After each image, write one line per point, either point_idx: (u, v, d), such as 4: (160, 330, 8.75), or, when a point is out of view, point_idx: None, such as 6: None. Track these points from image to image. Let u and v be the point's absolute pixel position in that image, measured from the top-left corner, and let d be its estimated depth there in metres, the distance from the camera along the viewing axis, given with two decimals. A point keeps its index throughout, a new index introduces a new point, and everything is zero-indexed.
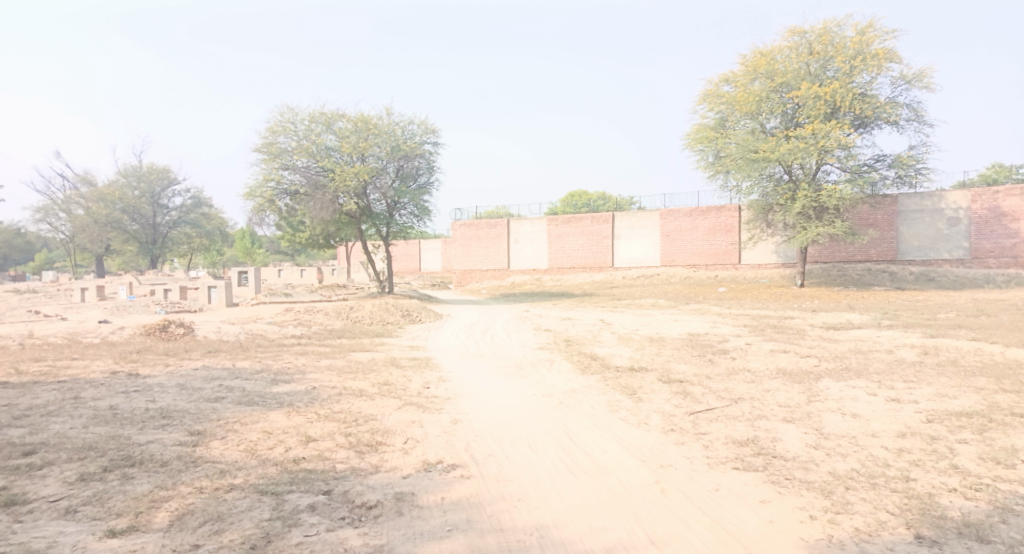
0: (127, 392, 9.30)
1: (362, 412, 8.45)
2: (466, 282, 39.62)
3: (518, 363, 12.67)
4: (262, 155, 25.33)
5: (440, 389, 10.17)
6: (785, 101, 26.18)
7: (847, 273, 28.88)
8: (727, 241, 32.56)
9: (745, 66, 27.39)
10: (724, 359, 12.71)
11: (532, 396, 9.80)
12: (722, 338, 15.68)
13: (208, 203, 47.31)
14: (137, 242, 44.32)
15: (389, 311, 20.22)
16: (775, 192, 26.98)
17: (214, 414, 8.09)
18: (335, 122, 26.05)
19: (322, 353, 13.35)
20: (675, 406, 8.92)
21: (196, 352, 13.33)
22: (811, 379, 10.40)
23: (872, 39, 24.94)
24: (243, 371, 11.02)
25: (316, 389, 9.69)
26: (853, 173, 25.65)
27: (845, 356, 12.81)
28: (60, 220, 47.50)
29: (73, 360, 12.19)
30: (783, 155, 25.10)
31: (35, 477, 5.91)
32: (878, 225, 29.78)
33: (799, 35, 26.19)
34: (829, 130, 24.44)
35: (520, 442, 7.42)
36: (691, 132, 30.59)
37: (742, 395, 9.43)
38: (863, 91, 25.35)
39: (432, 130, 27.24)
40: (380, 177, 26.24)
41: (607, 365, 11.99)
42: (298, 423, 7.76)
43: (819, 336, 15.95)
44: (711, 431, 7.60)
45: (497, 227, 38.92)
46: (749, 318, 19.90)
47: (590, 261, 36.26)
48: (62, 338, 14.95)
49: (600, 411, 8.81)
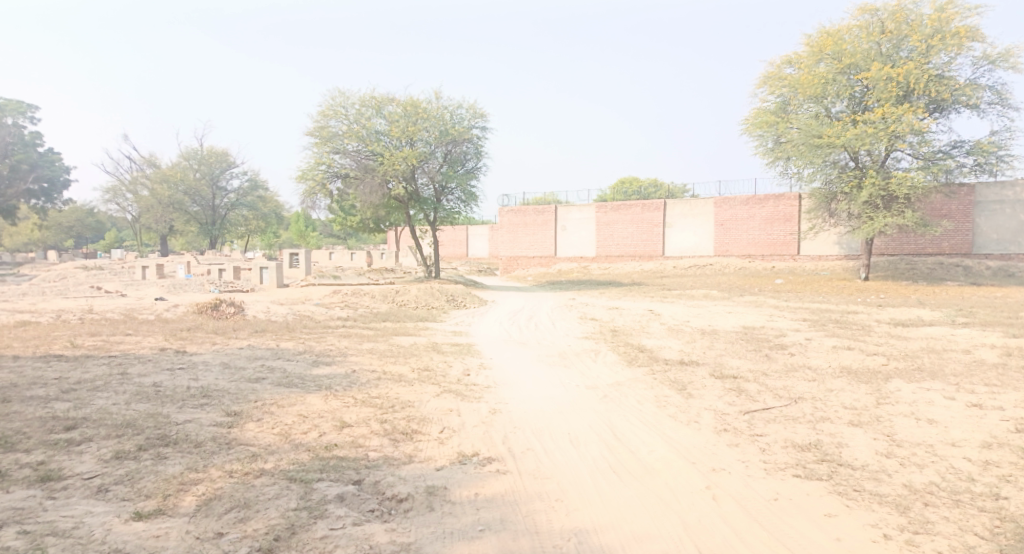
0: (171, 369, 9.32)
1: (400, 398, 8.22)
2: (513, 268, 39.36)
3: (562, 352, 12.29)
4: (314, 138, 25.51)
5: (481, 377, 9.88)
6: (853, 83, 24.72)
7: (916, 266, 27.31)
8: (785, 231, 31.23)
9: (810, 47, 26.03)
10: (781, 354, 12.00)
11: (574, 388, 9.40)
12: (778, 333, 14.90)
13: (264, 186, 48.30)
14: (198, 223, 45.63)
15: (434, 296, 20.10)
16: (840, 179, 25.63)
17: (252, 395, 7.98)
18: (385, 106, 25.98)
19: (365, 336, 13.24)
20: (728, 404, 8.39)
21: (242, 331, 13.41)
22: (879, 379, 9.68)
23: (952, 17, 23.29)
24: (285, 352, 10.96)
25: (355, 372, 9.53)
26: (926, 161, 24.17)
27: (916, 355, 11.90)
28: (128, 201, 49.30)
29: (126, 336, 12.40)
30: (849, 141, 23.75)
31: (72, 452, 5.83)
32: (952, 216, 28.00)
33: (870, 13, 24.68)
34: (901, 114, 23.01)
35: (561, 436, 7.05)
36: (750, 116, 29.36)
37: (803, 394, 8.79)
38: (941, 72, 23.77)
39: (481, 114, 26.91)
40: (429, 161, 26.09)
41: (655, 358, 11.46)
42: (334, 407, 7.58)
43: (886, 333, 15.00)
44: (767, 433, 7.06)
45: (545, 214, 38.41)
46: (808, 312, 18.96)
47: (640, 250, 35.41)
48: (118, 315, 15.30)
49: (647, 406, 8.34)
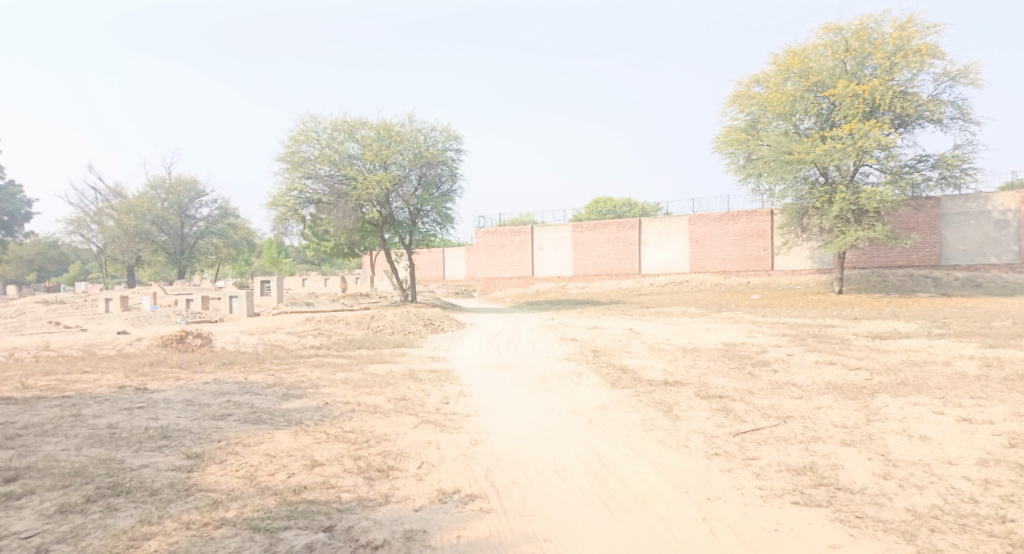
0: (130, 409, 8.76)
1: (375, 431, 7.80)
2: (489, 290, 39.03)
3: (544, 376, 11.96)
4: (284, 164, 25.07)
5: (460, 405, 9.48)
6: (820, 100, 25.08)
7: (887, 279, 27.64)
8: (759, 247, 31.44)
9: (777, 66, 26.40)
10: (765, 371, 11.80)
11: (557, 413, 9.05)
12: (760, 349, 14.73)
13: (235, 214, 47.45)
14: (166, 252, 44.57)
15: (410, 321, 19.68)
16: (811, 195, 25.89)
17: (216, 434, 7.49)
18: (357, 130, 25.66)
19: (339, 365, 12.77)
20: (717, 425, 8.12)
21: (209, 364, 12.82)
22: (866, 395, 9.51)
23: (913, 35, 23.79)
24: (253, 385, 10.45)
25: (328, 405, 9.07)
26: (893, 175, 24.53)
27: (898, 369, 11.79)
28: (92, 231, 48.03)
29: (84, 373, 11.75)
30: (819, 157, 24.01)
31: (11, 508, 5.31)
32: (920, 229, 28.42)
33: (834, 32, 25.17)
34: (868, 130, 23.37)
35: (547, 467, 6.71)
36: (721, 134, 29.68)
37: (791, 413, 8.57)
38: (904, 89, 24.25)
39: (454, 136, 26.74)
40: (403, 185, 25.78)
41: (638, 378, 11.16)
42: (305, 444, 7.14)
43: (866, 346, 14.94)
44: (760, 456, 6.80)
45: (520, 235, 38.24)
46: (787, 327, 18.91)
47: (616, 268, 35.36)
48: (77, 350, 14.58)
49: (634, 431, 8.03)
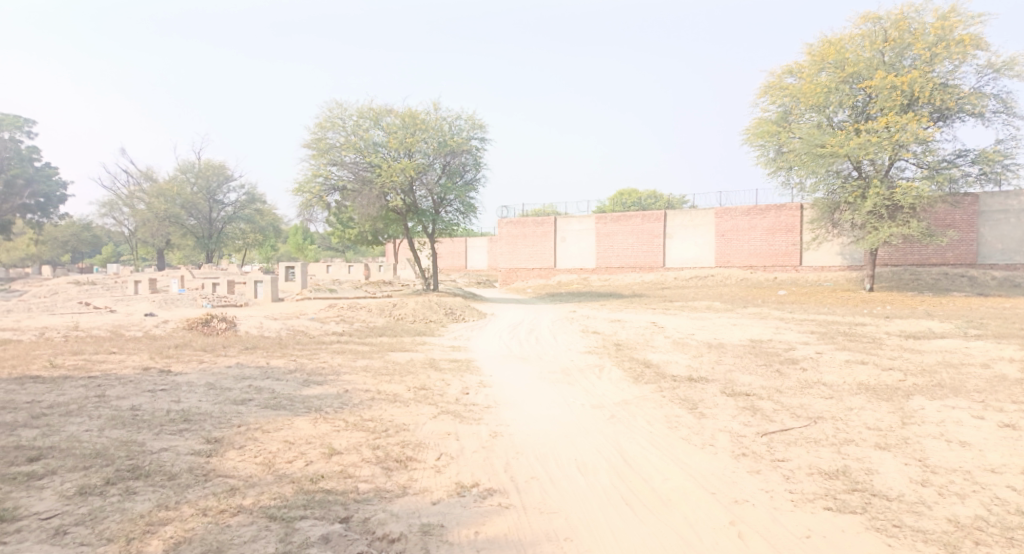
0: (153, 391, 8.78)
1: (394, 421, 7.71)
2: (512, 280, 38.90)
3: (565, 368, 11.79)
4: (310, 150, 25.12)
5: (480, 396, 9.35)
6: (856, 92, 24.37)
7: (921, 277, 26.91)
8: (787, 242, 30.83)
9: (812, 56, 25.72)
10: (794, 369, 11.49)
11: (579, 407, 8.88)
12: (787, 346, 14.38)
13: (262, 200, 47.89)
14: (194, 237, 45.20)
15: (432, 310, 19.61)
16: (843, 189, 25.24)
17: (236, 419, 7.45)
18: (383, 118, 25.60)
19: (360, 353, 12.73)
20: (744, 424, 7.88)
21: (232, 348, 12.87)
22: (899, 397, 9.19)
23: (956, 25, 22.96)
24: (274, 371, 10.43)
25: (348, 392, 9.01)
26: (931, 170, 23.80)
27: (933, 370, 11.36)
28: (124, 214, 48.84)
29: (110, 354, 11.87)
30: (853, 150, 23.36)
31: (31, 488, 5.30)
32: (957, 226, 27.55)
33: (872, 21, 24.40)
34: (905, 123, 22.65)
35: (568, 463, 6.56)
36: (751, 126, 29.08)
37: (822, 414, 8.30)
38: (945, 81, 23.44)
39: (479, 125, 26.54)
40: (427, 173, 25.69)
41: (662, 374, 10.93)
42: (323, 432, 7.07)
43: (899, 346, 14.50)
44: (789, 458, 6.57)
45: (544, 225, 38.00)
46: (816, 324, 18.47)
47: (640, 261, 34.96)
48: (105, 331, 14.75)
49: (658, 428, 7.83)
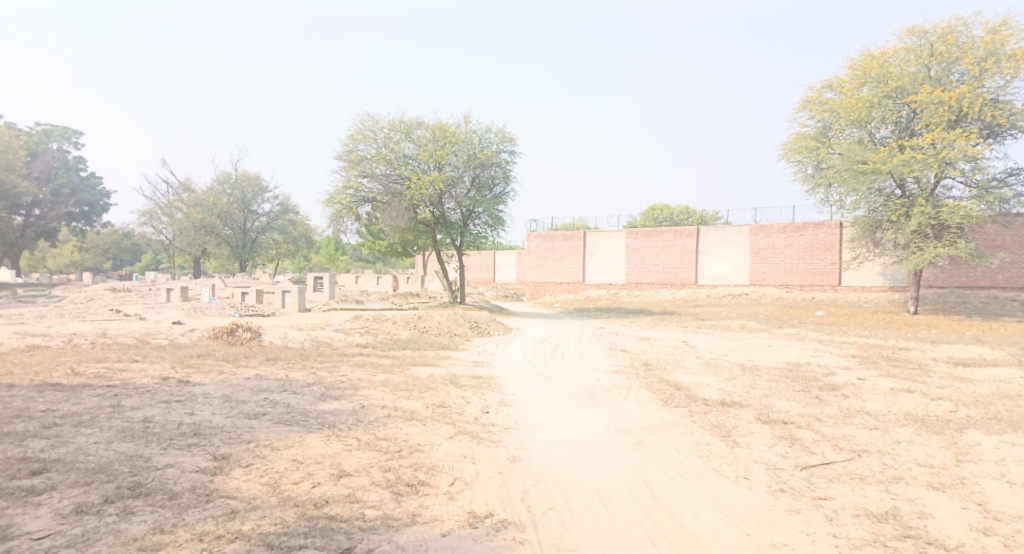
0: (168, 402, 8.55)
1: (409, 440, 7.37)
2: (539, 294, 38.54)
3: (590, 388, 11.33)
4: (342, 162, 25.20)
5: (500, 416, 8.97)
6: (899, 107, 23.52)
7: (968, 301, 25.79)
8: (825, 261, 29.86)
9: (853, 71, 24.99)
10: (834, 396, 10.88)
11: (603, 431, 8.42)
12: (826, 371, 13.70)
13: (295, 210, 48.43)
14: (229, 246, 45.78)
15: (457, 323, 19.32)
16: (885, 207, 24.32)
17: (247, 434, 7.16)
18: (414, 130, 25.56)
19: (380, 366, 12.46)
20: (780, 455, 7.37)
21: (254, 359, 12.71)
22: (952, 430, 8.59)
23: (1007, 39, 22.07)
24: (292, 384, 10.18)
25: (364, 408, 8.70)
26: (979, 189, 22.81)
27: (987, 401, 10.64)
28: (163, 223, 49.74)
29: (132, 362, 11.78)
30: (896, 167, 22.53)
31: (28, 504, 5.08)
32: (1007, 248, 26.34)
33: (917, 35, 23.61)
34: (952, 140, 21.74)
35: (590, 493, 6.14)
36: (789, 141, 28.37)
37: (867, 447, 7.75)
38: (995, 97, 22.47)
39: (510, 138, 26.38)
40: (457, 186, 25.55)
41: (693, 397, 10.39)
42: (334, 451, 6.76)
43: (947, 373, 13.71)
44: (832, 496, 6.06)
45: (573, 239, 37.60)
46: (856, 347, 17.68)
47: (672, 277, 34.26)
48: (131, 339, 14.75)
49: (687, 456, 7.37)
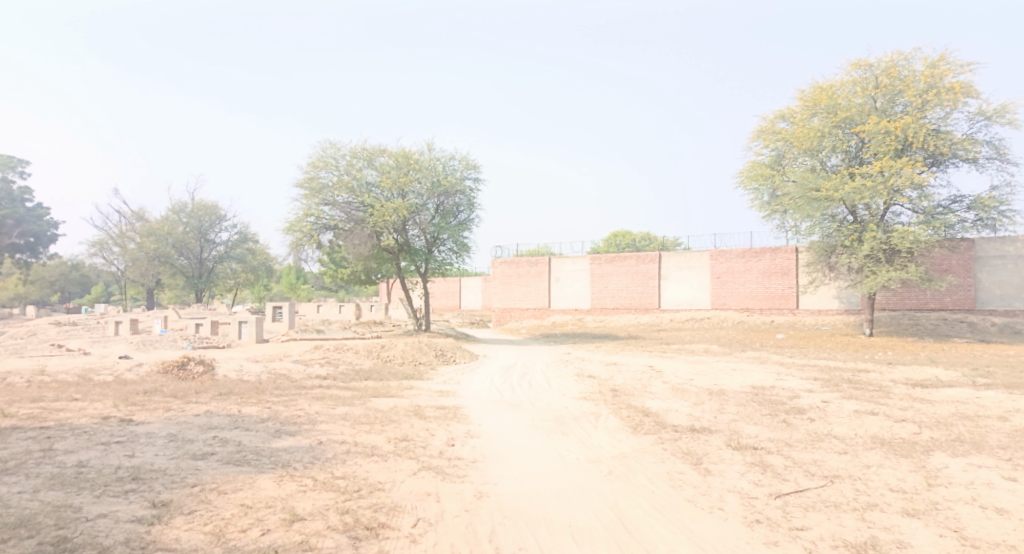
0: (106, 444, 7.94)
1: (369, 478, 6.97)
2: (504, 321, 38.25)
3: (558, 416, 11.03)
4: (302, 190, 24.68)
5: (466, 449, 8.61)
6: (849, 137, 24.25)
7: (920, 322, 26.45)
8: (783, 285, 30.33)
9: (804, 101, 25.71)
10: (801, 419, 10.80)
11: (573, 461, 8.14)
12: (792, 394, 13.67)
13: (254, 239, 47.34)
14: (184, 276, 44.44)
15: (421, 351, 18.88)
16: (839, 233, 24.88)
17: (192, 478, 6.64)
18: (376, 158, 25.24)
19: (340, 399, 11.94)
20: (753, 483, 7.18)
21: (205, 394, 12.06)
22: (920, 453, 8.55)
23: (946, 73, 22.94)
24: (245, 420, 9.63)
25: (321, 445, 8.25)
26: (927, 215, 23.51)
27: (949, 423, 10.69)
28: (114, 254, 48.01)
29: (72, 401, 11.03)
30: (848, 194, 23.12)
31: None
32: (954, 271, 27.16)
33: (863, 68, 24.45)
34: (900, 168, 22.42)
35: (561, 530, 5.85)
36: (745, 169, 28.94)
37: (838, 472, 7.63)
38: (937, 127, 23.27)
39: (473, 165, 26.28)
40: (420, 214, 25.26)
41: (662, 423, 10.19)
42: (288, 493, 6.31)
43: (907, 395, 13.82)
44: (809, 526, 5.89)
45: (538, 266, 37.54)
46: (818, 370, 17.82)
47: (635, 302, 34.39)
48: (73, 376, 13.90)
49: (660, 486, 7.13)
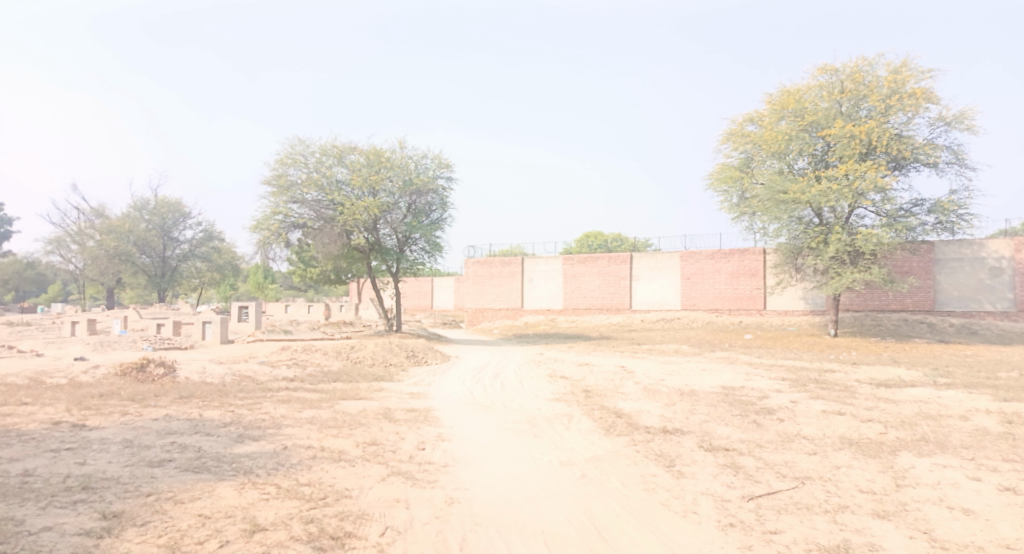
0: (55, 451, 7.55)
1: (335, 485, 6.74)
2: (477, 321, 38.05)
3: (531, 418, 10.90)
4: (270, 187, 24.14)
5: (437, 453, 8.42)
6: (815, 140, 24.63)
7: (883, 323, 26.99)
8: (751, 286, 30.69)
9: (772, 105, 26.05)
10: (771, 420, 10.85)
11: (546, 464, 8.01)
12: (761, 394, 13.77)
13: (219, 237, 46.30)
14: (145, 275, 43.25)
15: (392, 352, 18.59)
16: (806, 235, 25.25)
17: (147, 486, 6.33)
18: (347, 155, 24.82)
19: (307, 402, 11.63)
20: (726, 486, 7.14)
21: (165, 398, 11.63)
22: (887, 453, 8.61)
23: (908, 78, 23.41)
24: (206, 425, 9.28)
25: (286, 450, 7.98)
26: (890, 218, 24.00)
27: (914, 422, 10.84)
28: (71, 251, 46.48)
29: (21, 405, 10.53)
30: (815, 197, 23.46)
31: None
32: (915, 273, 27.76)
33: (830, 73, 24.84)
34: (865, 171, 22.84)
35: (534, 537, 5.71)
36: (715, 171, 29.19)
37: (809, 473, 7.64)
38: (900, 132, 23.75)
39: (446, 164, 26.04)
40: (391, 213, 24.93)
41: (635, 425, 10.13)
42: (249, 502, 6.06)
43: (873, 395, 14.03)
44: (782, 529, 5.85)
45: (510, 266, 37.43)
46: (787, 370, 18.02)
47: (607, 303, 34.49)
48: (23, 379, 13.30)
49: (633, 489, 7.04)
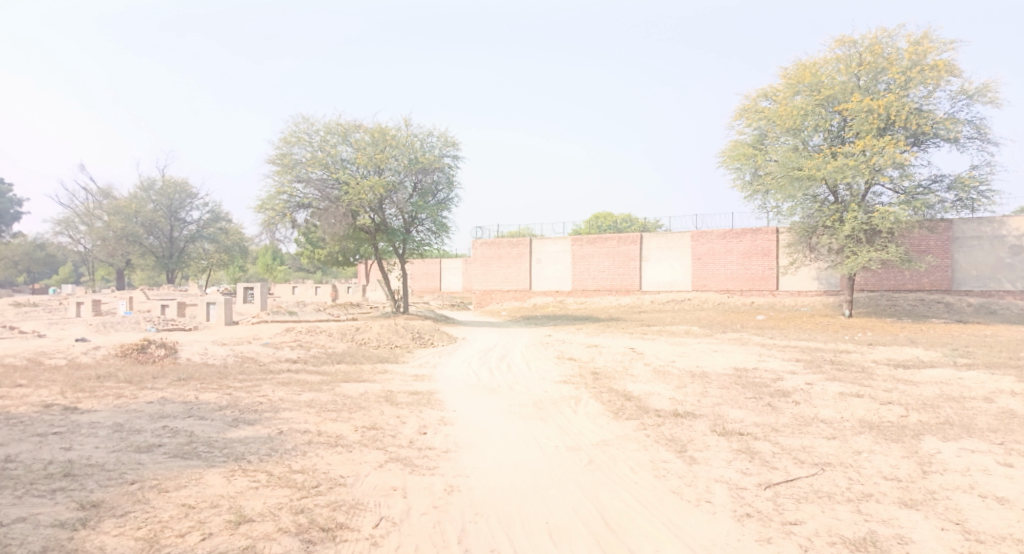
0: (41, 436, 7.26)
1: (330, 472, 6.42)
2: (485, 302, 37.72)
3: (537, 401, 10.56)
4: (275, 167, 23.77)
5: (438, 438, 8.09)
6: (832, 115, 23.92)
7: (898, 303, 26.48)
8: (763, 266, 30.10)
9: (787, 79, 25.31)
10: (786, 402, 10.47)
11: (552, 450, 7.68)
12: (775, 376, 13.36)
13: (227, 218, 46.05)
14: (154, 256, 43.16)
15: (397, 334, 18.28)
16: (820, 213, 24.64)
17: (132, 473, 6.03)
18: (352, 134, 24.36)
19: (307, 384, 11.33)
20: (741, 472, 6.77)
21: (163, 380, 11.37)
22: (910, 438, 8.19)
23: (930, 49, 22.62)
24: (200, 408, 8.97)
25: (281, 435, 7.67)
26: (908, 195, 23.32)
27: (935, 404, 10.39)
28: (80, 233, 46.33)
29: (15, 387, 10.29)
30: (830, 173, 22.79)
31: None
32: (932, 252, 27.05)
33: (847, 45, 24.05)
34: (883, 147, 22.14)
35: (538, 527, 5.38)
36: (727, 148, 28.48)
37: (829, 459, 7.24)
38: (920, 105, 23.00)
39: (452, 143, 25.55)
40: (397, 192, 24.53)
41: (644, 408, 9.76)
42: (236, 491, 5.74)
43: (890, 375, 13.61)
44: (803, 520, 5.48)
45: (519, 246, 36.96)
46: (801, 351, 17.58)
47: (617, 283, 34.03)
48: (21, 360, 13.06)
49: (643, 476, 6.70)
